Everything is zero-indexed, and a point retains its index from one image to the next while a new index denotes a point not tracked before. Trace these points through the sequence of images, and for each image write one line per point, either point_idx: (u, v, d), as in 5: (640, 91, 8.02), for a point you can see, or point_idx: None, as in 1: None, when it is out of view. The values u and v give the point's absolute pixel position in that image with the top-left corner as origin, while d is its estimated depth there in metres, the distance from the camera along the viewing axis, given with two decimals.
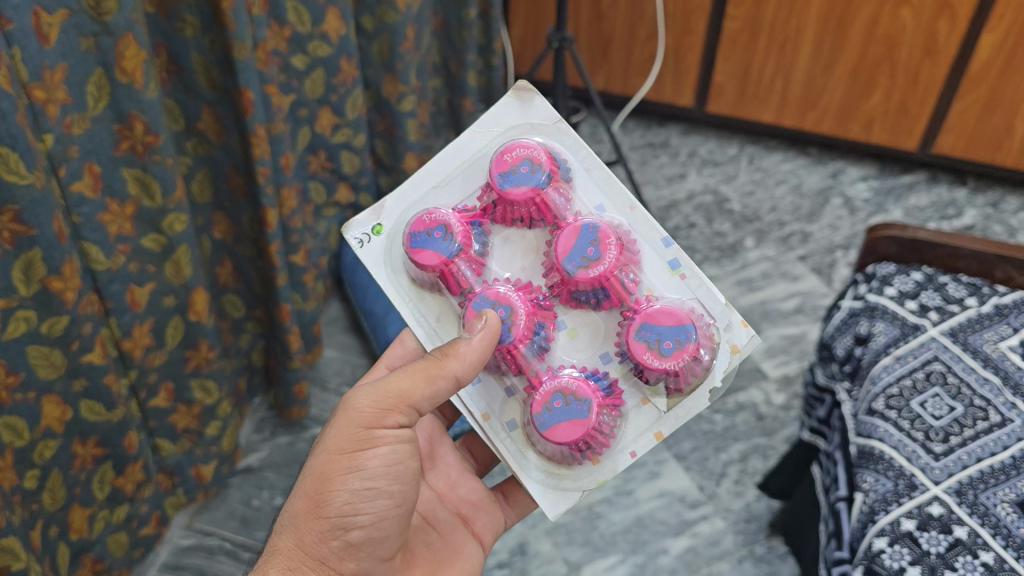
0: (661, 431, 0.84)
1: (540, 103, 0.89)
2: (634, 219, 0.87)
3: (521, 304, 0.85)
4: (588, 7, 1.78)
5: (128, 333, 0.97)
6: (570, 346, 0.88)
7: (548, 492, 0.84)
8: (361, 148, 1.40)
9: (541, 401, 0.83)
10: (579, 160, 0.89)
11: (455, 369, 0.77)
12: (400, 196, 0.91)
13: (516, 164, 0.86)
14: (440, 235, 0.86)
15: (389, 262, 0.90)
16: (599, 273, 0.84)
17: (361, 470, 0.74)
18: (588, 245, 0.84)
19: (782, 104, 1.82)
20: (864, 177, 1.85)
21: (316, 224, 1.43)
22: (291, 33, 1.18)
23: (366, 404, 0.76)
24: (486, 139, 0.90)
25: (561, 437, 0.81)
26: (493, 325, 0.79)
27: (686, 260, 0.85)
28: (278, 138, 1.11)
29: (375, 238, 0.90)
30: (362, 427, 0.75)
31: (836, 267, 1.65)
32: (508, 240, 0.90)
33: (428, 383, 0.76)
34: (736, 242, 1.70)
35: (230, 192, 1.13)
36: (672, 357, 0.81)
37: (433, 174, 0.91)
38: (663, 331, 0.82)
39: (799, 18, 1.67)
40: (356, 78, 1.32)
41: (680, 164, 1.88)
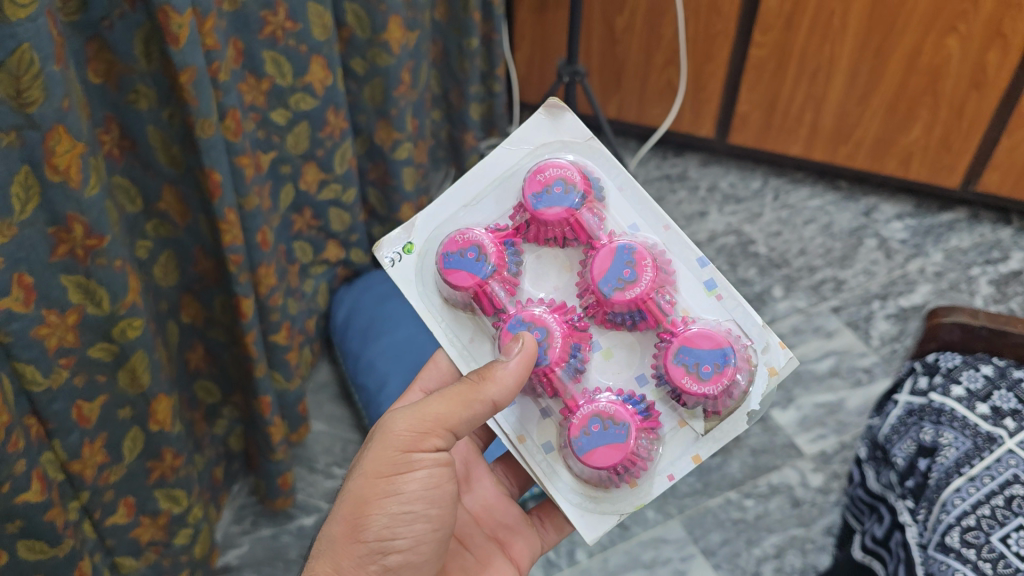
0: (699, 454, 0.80)
1: (570, 120, 0.88)
2: (669, 238, 0.84)
3: (557, 326, 0.82)
4: (600, 32, 1.63)
5: (77, 454, 0.82)
6: (607, 368, 0.84)
7: (586, 517, 0.80)
8: (352, 203, 1.25)
9: (578, 424, 0.79)
10: (613, 179, 0.87)
11: (493, 394, 0.75)
12: (431, 213, 0.89)
13: (549, 184, 0.85)
14: (474, 255, 0.84)
15: (422, 281, 0.88)
16: (635, 295, 0.81)
17: (399, 495, 0.73)
18: (624, 266, 0.81)
19: (812, 135, 1.67)
20: (900, 214, 1.70)
21: (302, 285, 1.28)
22: (270, 87, 1.04)
23: (404, 428, 0.74)
24: (517, 156, 0.89)
25: (600, 462, 0.78)
26: (530, 348, 0.77)
27: (722, 280, 0.82)
28: (253, 214, 0.96)
29: (407, 257, 0.88)
30: (399, 451, 0.74)
31: (872, 321, 1.51)
32: (541, 259, 0.88)
33: (464, 408, 0.74)
34: (763, 292, 1.55)
35: (198, 276, 0.98)
36: (711, 381, 0.77)
37: (465, 192, 0.89)
38: (701, 354, 0.78)
39: (833, 45, 1.51)
40: (346, 129, 1.17)
41: (700, 201, 1.73)
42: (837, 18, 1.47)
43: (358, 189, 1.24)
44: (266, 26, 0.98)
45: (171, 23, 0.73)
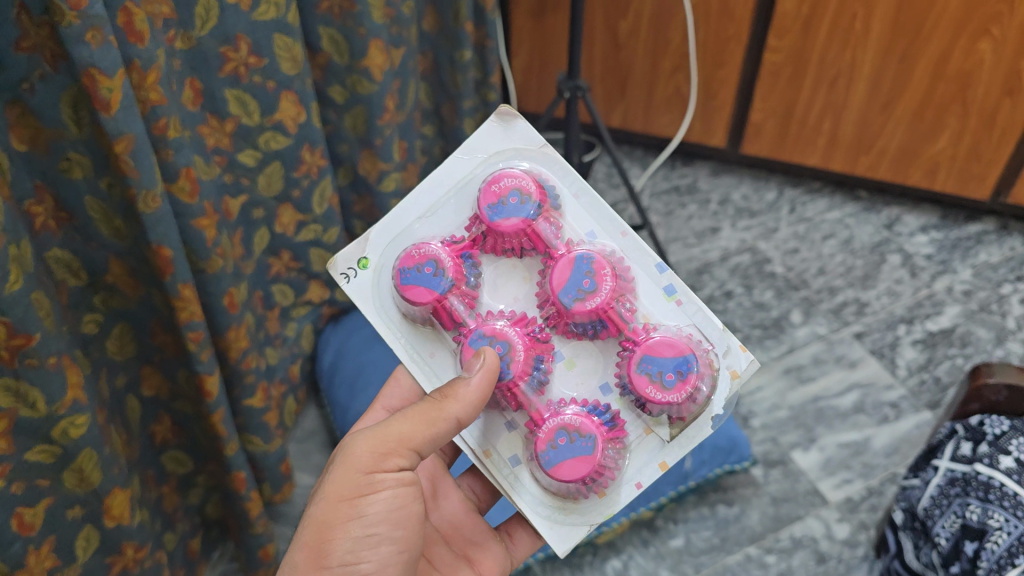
0: (666, 460, 0.78)
1: (522, 126, 0.85)
2: (628, 245, 0.82)
3: (518, 339, 0.80)
4: (602, 38, 1.52)
5: (19, 567, 0.72)
6: (570, 377, 0.82)
7: (554, 528, 0.79)
8: (334, 243, 1.15)
9: (544, 438, 0.77)
10: (568, 187, 0.85)
11: (456, 412, 0.73)
12: (385, 226, 0.86)
13: (504, 195, 0.82)
14: (431, 270, 0.81)
15: (378, 297, 0.85)
16: (596, 305, 0.79)
17: (363, 517, 0.70)
18: (583, 276, 0.79)
19: (830, 144, 1.56)
20: (924, 227, 1.59)
21: (283, 330, 1.19)
22: (235, 127, 0.93)
23: (364, 449, 0.72)
24: (470, 166, 0.86)
25: (568, 475, 0.76)
26: (492, 363, 0.75)
27: (680, 285, 0.81)
28: (218, 276, 0.87)
29: (363, 273, 0.85)
30: (361, 472, 0.71)
31: (898, 348, 1.41)
32: (500, 269, 0.86)
33: (428, 427, 0.72)
34: (781, 317, 1.45)
35: (157, 349, 0.88)
36: (674, 390, 0.76)
37: (418, 203, 0.86)
38: (664, 362, 0.77)
39: (855, 51, 1.40)
40: (326, 167, 1.06)
41: (711, 216, 1.62)
42: (859, 22, 1.36)
43: (340, 228, 1.14)
44: (227, 63, 0.88)
45: (99, 87, 0.64)
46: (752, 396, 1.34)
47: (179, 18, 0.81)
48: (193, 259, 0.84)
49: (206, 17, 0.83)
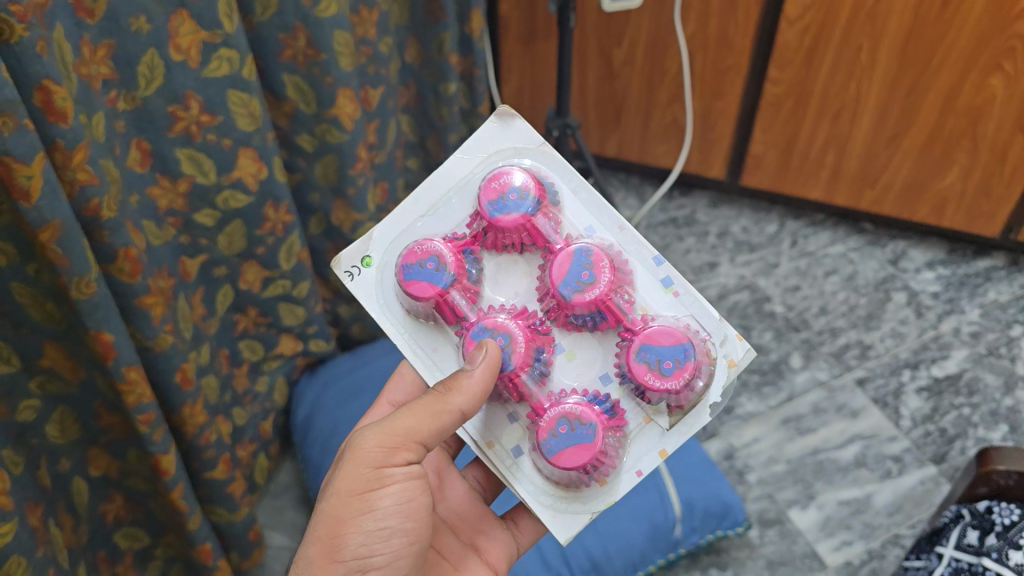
0: (666, 449, 0.75)
1: (521, 125, 0.82)
2: (625, 239, 0.79)
3: (520, 331, 0.76)
4: (596, 68, 1.45)
5: None
6: (570, 372, 0.79)
7: (557, 517, 0.75)
8: (305, 296, 1.09)
9: (546, 427, 0.74)
10: (567, 182, 0.82)
11: (461, 404, 0.70)
12: (388, 224, 0.82)
13: (504, 191, 0.79)
14: (433, 265, 0.78)
15: (382, 295, 0.81)
16: (595, 297, 0.76)
17: (374, 512, 0.68)
18: (582, 268, 0.76)
19: (834, 178, 1.49)
20: (931, 262, 1.53)
21: (252, 385, 1.13)
22: (191, 188, 0.88)
23: (372, 444, 0.69)
24: (471, 165, 0.82)
25: (569, 463, 0.73)
26: (495, 356, 0.71)
27: (679, 277, 0.77)
28: (169, 352, 0.81)
29: (366, 271, 0.81)
30: (370, 467, 0.68)
31: (903, 396, 1.34)
32: (501, 264, 0.82)
33: (434, 421, 0.70)
34: (780, 361, 1.39)
35: (104, 429, 0.82)
36: (673, 377, 0.73)
37: (420, 201, 0.82)
38: (662, 350, 0.73)
39: (860, 83, 1.33)
40: (294, 221, 1.00)
41: (709, 249, 1.56)
42: (864, 54, 1.29)
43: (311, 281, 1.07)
44: (177, 123, 0.81)
45: (16, 176, 0.57)
46: (748, 449, 1.28)
47: (121, 79, 0.75)
48: (139, 337, 0.78)
49: (151, 76, 0.77)
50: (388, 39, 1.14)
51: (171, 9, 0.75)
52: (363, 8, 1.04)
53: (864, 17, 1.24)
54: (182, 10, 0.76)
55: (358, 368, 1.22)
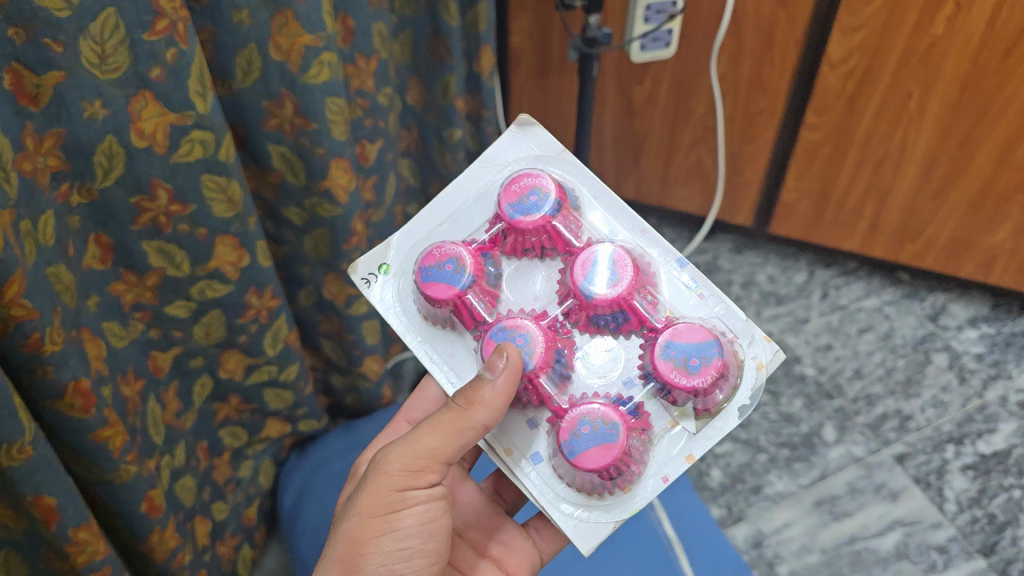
0: (693, 453, 0.69)
1: (539, 132, 0.78)
2: (648, 242, 0.75)
3: (540, 330, 0.72)
4: (615, 105, 1.31)
5: None
6: (592, 375, 0.74)
7: (578, 526, 0.70)
8: (294, 380, 0.97)
9: (567, 427, 0.69)
10: (588, 189, 0.77)
11: (483, 418, 0.66)
12: (406, 232, 0.78)
13: (525, 194, 0.75)
14: (452, 268, 0.73)
15: (398, 304, 0.77)
16: (618, 295, 0.71)
17: (395, 532, 0.65)
18: (605, 266, 0.72)
19: (872, 228, 1.37)
20: (974, 319, 1.41)
21: (234, 472, 1.02)
22: (161, 280, 0.76)
23: (396, 464, 0.65)
24: (491, 174, 0.79)
25: (591, 465, 0.67)
26: (516, 361, 0.66)
27: (704, 277, 0.73)
28: (132, 484, 0.69)
29: (383, 278, 0.77)
30: (393, 489, 0.65)
31: (947, 475, 1.23)
32: (521, 269, 0.78)
33: (457, 438, 0.66)
34: (811, 433, 1.27)
35: (55, 570, 0.70)
36: (700, 374, 0.68)
37: (441, 210, 0.79)
38: (690, 347, 0.69)
39: (906, 133, 1.19)
40: (282, 304, 0.88)
41: (734, 302, 1.44)
42: (913, 101, 1.15)
43: (301, 364, 0.96)
44: (142, 214, 0.70)
45: None
46: (778, 536, 1.18)
47: (73, 169, 0.63)
48: (95, 473, 0.66)
49: (109, 164, 0.64)
50: (387, 88, 1.02)
51: (130, 91, 0.62)
52: (359, 57, 0.92)
53: (916, 61, 1.09)
54: (144, 91, 0.63)
55: (352, 450, 1.12)
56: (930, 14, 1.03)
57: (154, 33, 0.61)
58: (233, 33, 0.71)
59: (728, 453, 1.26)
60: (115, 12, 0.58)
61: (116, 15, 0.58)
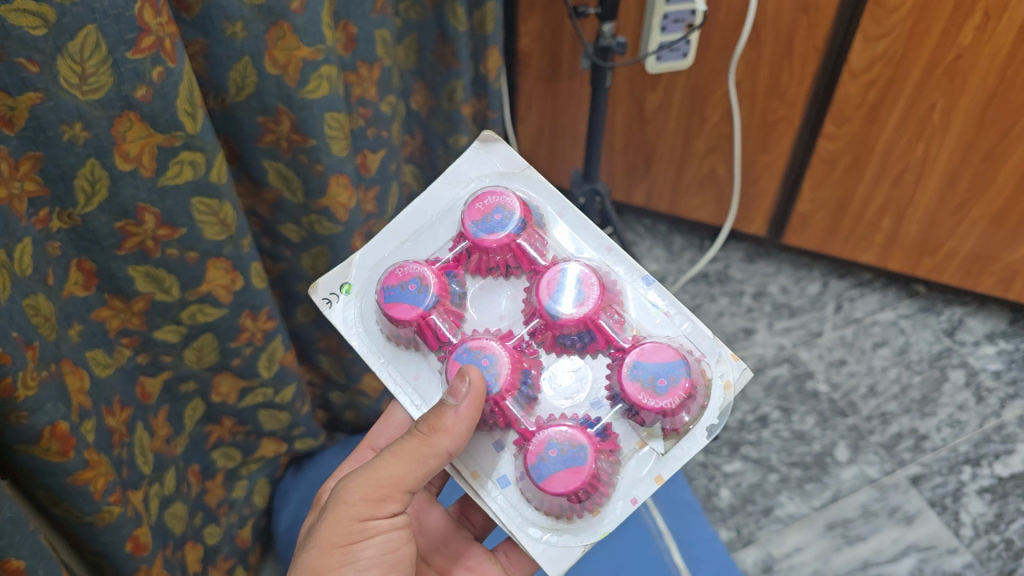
0: (663, 474, 0.66)
1: (505, 150, 0.75)
2: (613, 261, 0.71)
3: (505, 352, 0.68)
4: (627, 110, 1.27)
5: None
6: (559, 396, 0.70)
7: (545, 550, 0.65)
8: (289, 401, 0.94)
9: (534, 449, 0.65)
10: (551, 206, 0.74)
11: (446, 446, 0.61)
12: (366, 250, 0.74)
13: (488, 212, 0.71)
14: (415, 287, 0.69)
15: (362, 325, 0.72)
16: (583, 316, 0.68)
17: (356, 565, 0.60)
18: (569, 285, 0.68)
19: (889, 242, 1.33)
20: (991, 334, 1.37)
21: (228, 494, 0.98)
22: (148, 306, 0.72)
23: (357, 493, 0.61)
24: (455, 193, 0.75)
25: (559, 490, 0.64)
26: (479, 385, 0.62)
27: (669, 294, 0.70)
28: (117, 525, 0.66)
29: (346, 299, 0.73)
30: (354, 519, 0.61)
31: (964, 498, 1.19)
32: (487, 289, 0.73)
33: (420, 467, 0.62)
34: (824, 453, 1.23)
35: None
36: (668, 396, 0.64)
37: (403, 228, 0.74)
38: (658, 367, 0.65)
39: (928, 145, 1.15)
40: (277, 325, 0.85)
41: (745, 313, 1.41)
42: (937, 114, 1.10)
43: (297, 386, 0.92)
44: (128, 239, 0.65)
45: None
46: (790, 561, 1.14)
47: (53, 195, 0.58)
48: (75, 515, 0.62)
49: (92, 190, 0.60)
50: (391, 97, 0.97)
51: (113, 112, 0.58)
52: (361, 66, 0.87)
53: (942, 72, 1.04)
54: (128, 112, 0.59)
55: None
56: (958, 23, 0.98)
57: (138, 51, 0.57)
58: (226, 47, 0.66)
59: (738, 472, 1.22)
60: (96, 30, 0.54)
61: (97, 32, 0.54)
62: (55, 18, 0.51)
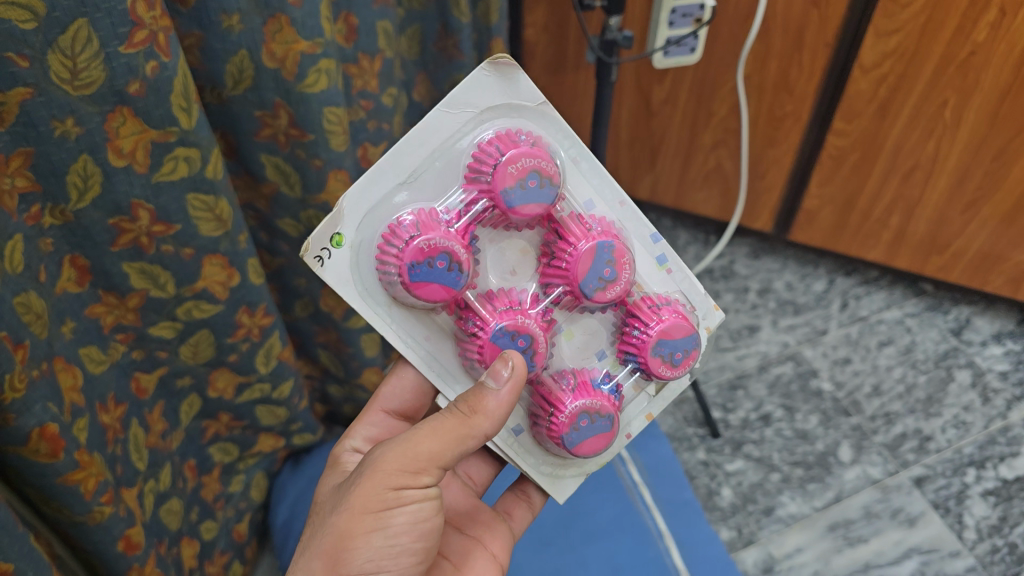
0: (653, 413, 0.76)
1: (522, 81, 0.66)
2: (625, 216, 0.71)
3: (539, 328, 0.67)
4: (633, 103, 1.25)
5: None
6: (570, 353, 0.73)
7: (558, 482, 0.74)
8: (287, 397, 0.93)
9: (566, 421, 0.67)
10: (565, 150, 0.69)
11: (485, 428, 0.61)
12: (361, 191, 0.64)
13: (522, 178, 0.64)
14: (445, 265, 0.63)
15: (360, 282, 0.65)
16: (614, 295, 0.68)
17: (387, 531, 0.57)
18: (604, 265, 0.67)
19: (897, 240, 1.31)
20: (998, 334, 1.36)
21: (226, 488, 0.98)
22: (143, 302, 0.70)
23: (394, 459, 0.59)
24: (458, 124, 0.66)
25: (586, 453, 0.69)
26: (522, 371, 0.62)
27: (674, 254, 0.73)
28: (108, 524, 0.65)
29: (340, 253, 0.64)
30: (388, 485, 0.58)
31: (968, 500, 1.17)
32: (499, 244, 0.71)
33: (458, 446, 0.60)
34: (827, 453, 1.22)
35: None
36: (683, 366, 0.70)
37: (401, 167, 0.65)
38: (677, 342, 0.69)
39: (939, 142, 1.13)
40: (275, 320, 0.84)
41: (750, 310, 1.41)
42: (949, 111, 1.08)
43: (295, 382, 0.92)
44: (121, 235, 0.64)
45: None
46: (790, 561, 1.12)
47: (45, 191, 0.57)
48: (65, 515, 0.61)
49: (85, 185, 0.59)
50: (393, 89, 0.95)
51: (106, 108, 0.57)
52: (363, 58, 0.86)
53: (954, 69, 1.03)
54: (122, 107, 0.58)
55: None
56: (973, 17, 0.96)
57: (132, 45, 0.55)
58: (223, 39, 0.65)
59: (740, 471, 1.21)
60: (88, 24, 0.52)
61: (89, 27, 0.52)
62: (45, 12, 0.50)
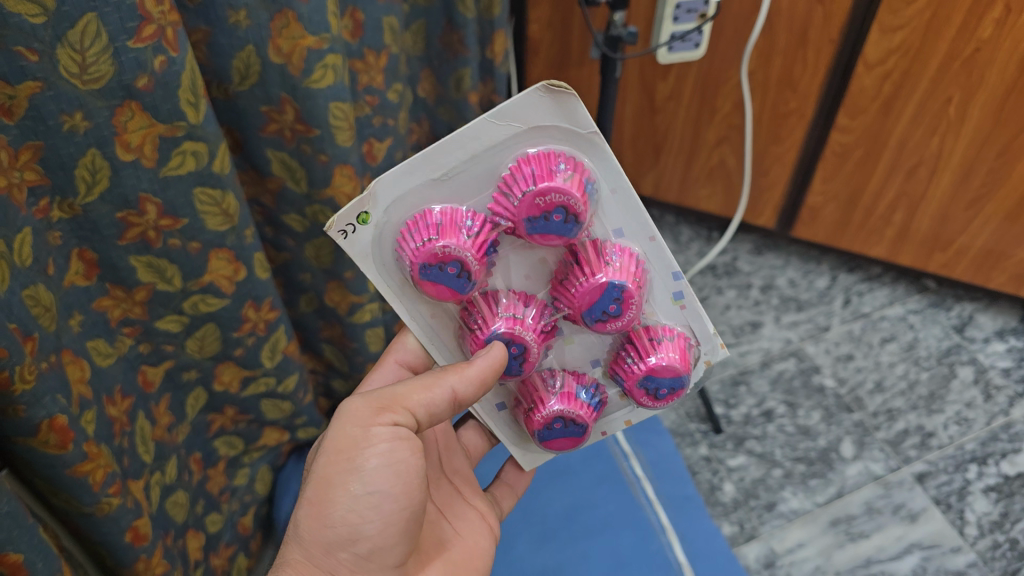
0: (632, 420, 0.78)
1: (576, 109, 0.62)
2: (652, 252, 0.69)
3: (535, 340, 0.66)
4: (636, 99, 1.25)
5: None
6: (563, 357, 0.74)
7: (527, 454, 0.78)
8: (292, 391, 0.94)
9: (539, 420, 0.69)
10: (607, 180, 0.66)
11: (455, 382, 0.63)
12: (394, 177, 0.63)
13: (547, 210, 0.62)
14: (454, 270, 0.62)
15: (378, 257, 0.65)
16: (612, 327, 0.67)
17: (361, 473, 0.60)
18: (609, 303, 0.65)
19: (900, 238, 1.31)
20: (1001, 331, 1.37)
21: (231, 480, 0.98)
22: (150, 296, 0.71)
23: (361, 405, 0.63)
24: (502, 134, 0.63)
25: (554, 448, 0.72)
26: (497, 355, 0.63)
27: (692, 293, 0.71)
28: (115, 516, 0.65)
29: (364, 230, 0.63)
30: (357, 428, 0.62)
31: (970, 496, 1.17)
32: (518, 251, 0.69)
33: (424, 393, 0.64)
34: (829, 449, 1.23)
35: None
36: (665, 400, 0.71)
37: (439, 163, 0.64)
38: (664, 380, 0.69)
39: (944, 139, 1.13)
40: (281, 314, 0.84)
41: (752, 306, 1.41)
42: (953, 108, 1.08)
43: (300, 376, 0.92)
44: (130, 229, 0.65)
45: None
46: (791, 556, 1.12)
47: (54, 184, 0.57)
48: (75, 506, 0.62)
49: (93, 180, 0.59)
50: (398, 85, 0.96)
51: (114, 102, 0.57)
52: (368, 53, 0.86)
53: (960, 65, 1.03)
54: (130, 102, 0.58)
55: None
56: (979, 13, 0.96)
57: (140, 40, 0.56)
58: (230, 35, 0.65)
59: (742, 467, 1.21)
60: (96, 18, 0.52)
61: (98, 20, 0.53)
62: (54, 6, 0.50)
